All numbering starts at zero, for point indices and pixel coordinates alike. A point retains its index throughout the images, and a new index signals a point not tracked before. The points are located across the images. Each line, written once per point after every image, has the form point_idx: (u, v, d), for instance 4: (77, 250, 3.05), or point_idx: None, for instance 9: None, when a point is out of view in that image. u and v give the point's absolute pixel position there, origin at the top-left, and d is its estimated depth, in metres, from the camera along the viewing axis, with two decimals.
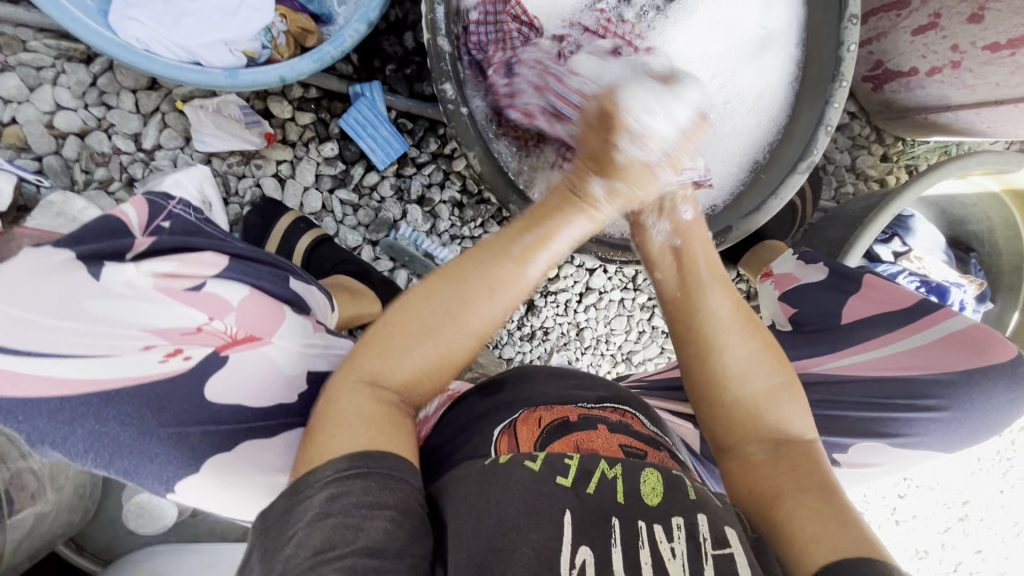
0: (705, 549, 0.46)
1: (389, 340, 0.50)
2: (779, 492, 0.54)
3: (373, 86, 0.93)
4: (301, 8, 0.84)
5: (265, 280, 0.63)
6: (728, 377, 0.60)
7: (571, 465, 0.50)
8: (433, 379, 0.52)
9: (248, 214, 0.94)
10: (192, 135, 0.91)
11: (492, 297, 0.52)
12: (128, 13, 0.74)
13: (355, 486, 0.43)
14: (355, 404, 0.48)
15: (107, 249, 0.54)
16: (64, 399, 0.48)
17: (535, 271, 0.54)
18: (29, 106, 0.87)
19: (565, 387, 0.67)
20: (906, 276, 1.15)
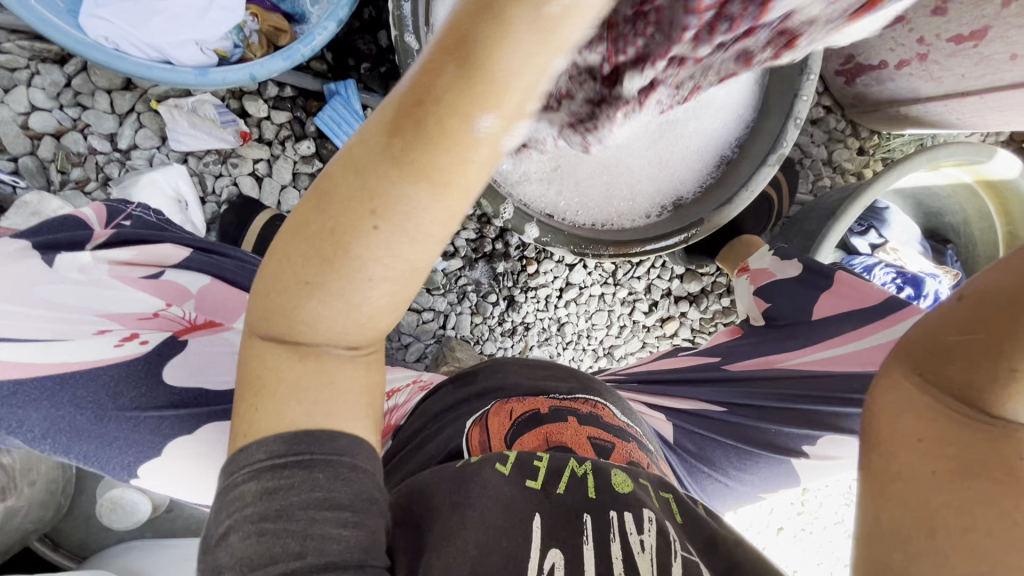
0: (674, 547, 0.46)
1: (284, 292, 0.36)
2: (974, 467, 0.39)
3: (348, 84, 0.94)
4: (273, 7, 0.86)
5: (228, 271, 0.66)
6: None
7: (540, 466, 0.51)
8: (363, 337, 0.38)
9: (224, 213, 0.95)
10: (167, 133, 0.92)
11: (383, 230, 0.34)
12: (97, 13, 0.75)
13: (296, 480, 0.37)
14: (271, 365, 0.38)
15: (63, 240, 0.57)
16: (17, 382, 0.48)
17: (437, 187, 0.33)
18: (3, 107, 0.87)
19: (535, 378, 0.68)
20: (882, 268, 1.16)
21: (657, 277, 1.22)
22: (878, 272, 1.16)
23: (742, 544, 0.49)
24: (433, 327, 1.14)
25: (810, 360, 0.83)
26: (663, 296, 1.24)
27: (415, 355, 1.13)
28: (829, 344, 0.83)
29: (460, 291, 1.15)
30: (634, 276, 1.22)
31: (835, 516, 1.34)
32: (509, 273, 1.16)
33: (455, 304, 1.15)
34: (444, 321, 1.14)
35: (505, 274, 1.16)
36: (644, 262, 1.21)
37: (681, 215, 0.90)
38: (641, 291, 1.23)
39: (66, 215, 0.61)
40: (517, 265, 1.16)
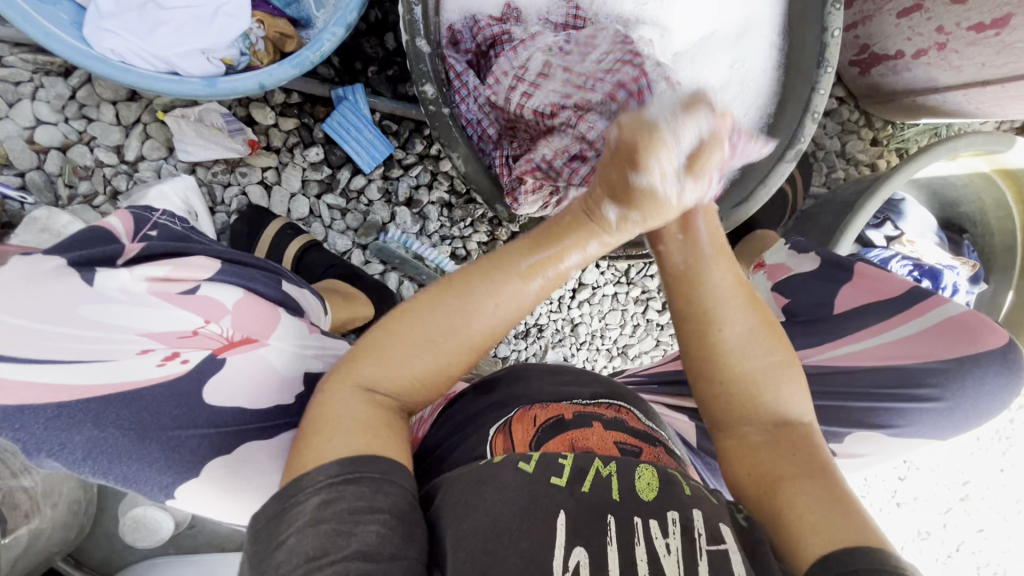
0: (699, 545, 0.46)
1: (388, 345, 0.50)
2: (779, 478, 0.53)
3: (356, 89, 0.93)
4: (278, 12, 0.84)
5: (259, 283, 0.62)
6: (728, 357, 0.57)
7: (566, 464, 0.50)
8: (434, 386, 0.52)
9: (235, 223, 0.94)
10: (175, 145, 0.90)
11: (495, 304, 0.50)
12: (103, 26, 0.73)
13: (348, 492, 0.43)
14: (350, 407, 0.48)
15: (97, 255, 0.55)
16: (61, 405, 0.48)
17: (540, 284, 0.52)
18: (9, 122, 0.86)
19: (559, 384, 0.67)
20: (899, 260, 1.16)
21: None
22: (895, 265, 1.16)
23: (760, 542, 0.49)
24: None
25: (831, 357, 0.80)
26: None
27: None
28: (851, 339, 0.81)
29: None
30: (647, 274, 1.20)
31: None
32: None
33: None
34: None
35: None
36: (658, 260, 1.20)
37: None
38: (655, 289, 1.22)
39: (93, 227, 0.58)
40: None
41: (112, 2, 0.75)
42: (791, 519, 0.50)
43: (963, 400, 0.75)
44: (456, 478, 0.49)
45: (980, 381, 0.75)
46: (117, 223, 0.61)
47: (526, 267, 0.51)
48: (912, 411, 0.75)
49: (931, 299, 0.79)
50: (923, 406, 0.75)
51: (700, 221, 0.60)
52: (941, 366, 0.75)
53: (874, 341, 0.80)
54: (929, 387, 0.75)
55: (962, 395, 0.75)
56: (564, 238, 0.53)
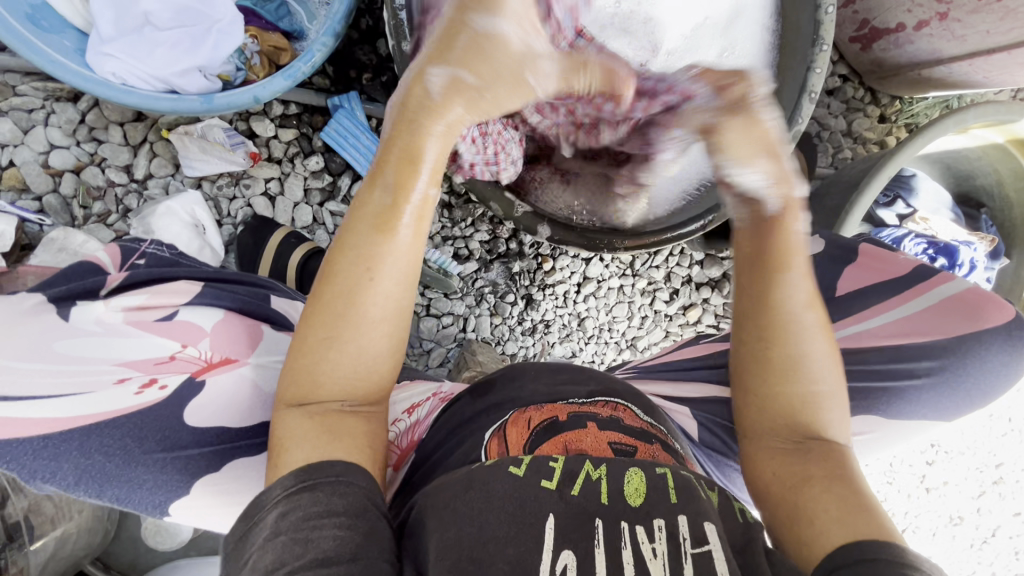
0: (684, 548, 0.46)
1: (312, 344, 0.51)
2: (807, 477, 0.54)
3: (351, 96, 0.94)
4: (271, 26, 0.86)
5: (241, 300, 0.67)
6: (786, 371, 0.57)
7: (556, 467, 0.51)
8: (375, 376, 0.53)
9: (241, 233, 0.96)
10: (181, 162, 0.93)
11: (377, 274, 0.50)
12: (104, 49, 0.76)
13: (303, 499, 0.45)
14: (294, 425, 0.50)
15: (78, 289, 0.59)
16: (47, 436, 0.49)
17: (407, 232, 0.52)
18: (24, 148, 0.90)
19: (554, 383, 0.67)
20: (912, 239, 1.13)
21: (676, 264, 1.20)
22: (907, 244, 1.13)
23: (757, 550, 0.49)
24: (454, 331, 1.14)
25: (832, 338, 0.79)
26: (684, 283, 1.22)
27: (437, 360, 1.14)
28: (848, 322, 0.79)
29: (478, 293, 1.14)
30: (652, 265, 1.20)
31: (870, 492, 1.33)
32: (526, 271, 1.15)
33: (474, 306, 1.15)
34: (464, 324, 1.14)
35: (522, 273, 1.15)
36: (663, 251, 1.19)
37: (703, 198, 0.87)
38: (661, 280, 1.21)
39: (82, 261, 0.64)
40: (534, 263, 1.15)
41: (111, 25, 0.77)
42: (808, 523, 0.52)
43: (973, 378, 0.73)
44: (443, 483, 0.51)
45: (988, 359, 0.73)
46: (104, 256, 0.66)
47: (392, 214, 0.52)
48: (919, 392, 0.73)
49: (932, 278, 0.78)
50: (929, 387, 0.73)
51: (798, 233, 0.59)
52: (950, 346, 0.73)
53: (873, 322, 0.78)
54: (938, 369, 0.73)
55: (970, 375, 0.73)
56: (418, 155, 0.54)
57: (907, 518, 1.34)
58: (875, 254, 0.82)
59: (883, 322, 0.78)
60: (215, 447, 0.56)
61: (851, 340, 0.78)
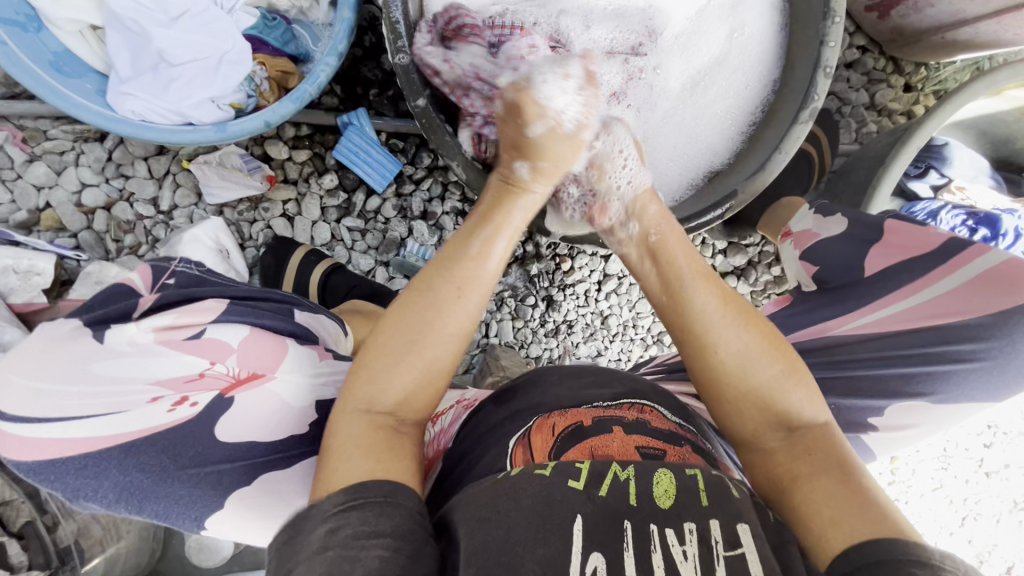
0: (716, 552, 0.45)
1: (392, 351, 0.55)
2: (794, 478, 0.54)
3: (360, 113, 0.96)
4: (278, 52, 0.87)
5: (266, 318, 0.66)
6: (729, 367, 0.60)
7: (583, 468, 0.50)
8: (431, 390, 0.56)
9: (263, 255, 0.99)
10: (202, 190, 0.97)
11: (463, 294, 0.57)
12: (123, 89, 0.80)
13: (352, 518, 0.45)
14: (356, 429, 0.52)
15: (111, 313, 0.59)
16: (86, 455, 0.52)
17: (495, 261, 0.61)
18: (59, 189, 0.95)
19: (578, 388, 0.66)
20: (949, 211, 1.06)
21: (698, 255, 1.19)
22: (944, 217, 1.06)
23: (786, 541, 0.48)
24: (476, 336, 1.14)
25: (865, 322, 0.76)
26: None
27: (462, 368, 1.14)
28: (880, 305, 0.75)
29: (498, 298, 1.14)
30: None
31: (923, 479, 1.27)
32: (544, 273, 1.15)
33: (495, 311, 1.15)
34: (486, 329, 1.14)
35: (541, 275, 1.15)
36: None
37: (719, 185, 0.84)
38: None
39: (113, 285, 0.62)
40: (552, 264, 1.15)
41: (128, 66, 0.80)
42: (814, 523, 0.51)
43: (1020, 356, 0.68)
44: (472, 493, 0.50)
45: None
46: (136, 276, 0.64)
47: (476, 249, 0.61)
48: (960, 373, 0.69)
49: (966, 250, 0.73)
50: (973, 366, 0.69)
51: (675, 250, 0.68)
52: (1000, 322, 0.69)
53: (903, 306, 0.74)
54: (985, 347, 0.69)
55: (1019, 351, 0.68)
56: (505, 215, 0.65)
57: (966, 505, 1.27)
58: (903, 232, 0.78)
59: (919, 303, 0.73)
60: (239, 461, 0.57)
61: (883, 323, 0.74)
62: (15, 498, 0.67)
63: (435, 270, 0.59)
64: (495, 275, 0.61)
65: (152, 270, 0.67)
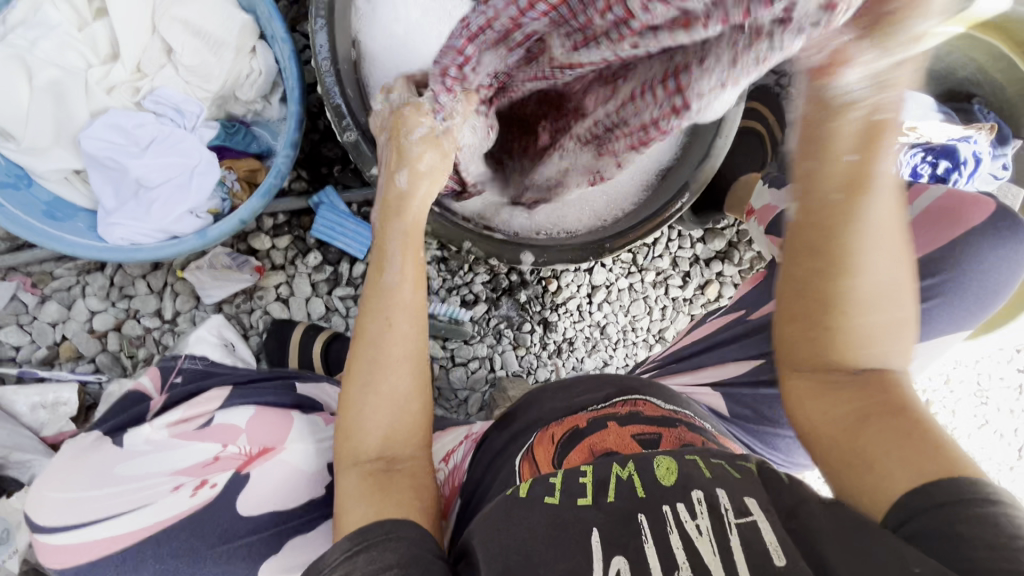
0: (727, 520, 0.46)
1: (351, 399, 0.59)
2: (866, 416, 0.51)
3: (328, 191, 1.03)
4: (243, 154, 0.96)
5: (267, 395, 0.72)
6: (865, 294, 0.51)
7: (586, 482, 0.52)
8: (408, 418, 0.59)
9: (267, 340, 1.04)
10: (199, 293, 1.03)
11: (393, 321, 0.61)
12: (110, 220, 0.87)
13: (360, 560, 0.47)
14: (352, 483, 0.55)
15: (128, 418, 0.68)
16: (121, 553, 0.56)
17: (409, 277, 0.63)
18: (72, 321, 1.02)
19: (571, 397, 0.68)
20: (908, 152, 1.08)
21: (679, 248, 1.22)
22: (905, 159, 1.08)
23: (806, 496, 0.49)
24: (483, 373, 1.16)
25: None
26: (693, 263, 1.23)
27: (476, 406, 1.16)
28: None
29: (495, 331, 1.17)
30: (655, 255, 1.21)
31: (965, 418, 1.23)
32: (534, 298, 1.18)
33: (496, 344, 1.18)
34: (491, 363, 1.17)
35: (531, 300, 1.18)
36: (660, 238, 1.21)
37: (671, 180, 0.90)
38: (668, 267, 1.22)
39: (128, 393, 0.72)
40: (539, 288, 1.18)
41: (112, 197, 0.88)
42: (872, 466, 0.49)
43: (986, 279, 0.70)
44: (485, 518, 0.52)
45: (987, 255, 0.70)
46: (147, 380, 0.75)
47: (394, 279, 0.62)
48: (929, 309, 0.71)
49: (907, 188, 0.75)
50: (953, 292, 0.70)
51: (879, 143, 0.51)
52: (967, 246, 0.70)
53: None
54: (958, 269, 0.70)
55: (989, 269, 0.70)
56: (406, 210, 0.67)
57: (1016, 435, 1.25)
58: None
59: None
60: (259, 532, 0.60)
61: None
62: None
63: (361, 304, 0.63)
64: (413, 290, 0.63)
65: (161, 372, 0.77)
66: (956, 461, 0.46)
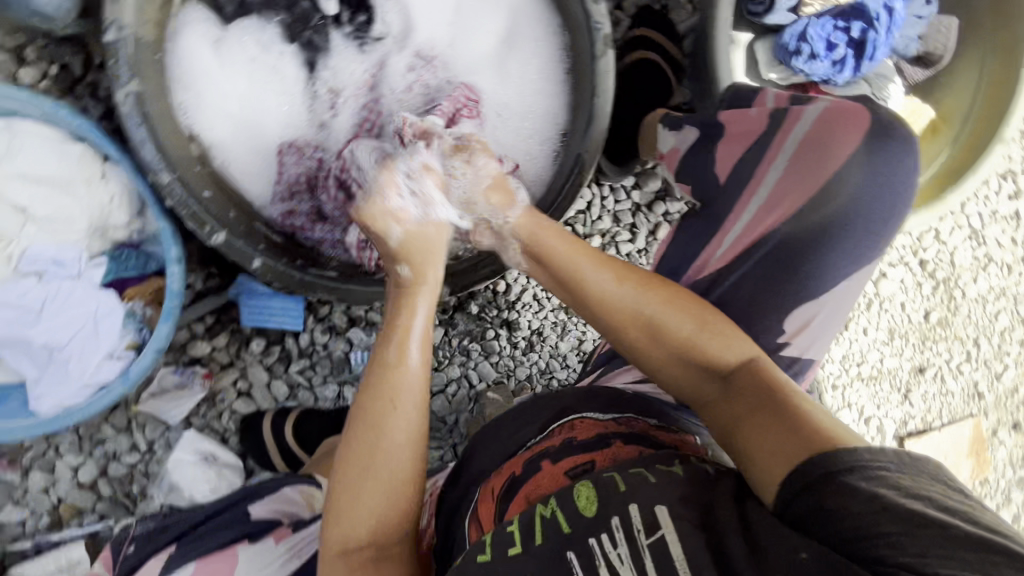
0: (639, 541, 0.52)
1: (344, 493, 0.62)
2: (738, 418, 0.62)
3: (242, 278, 1.00)
4: (141, 277, 0.92)
5: None
6: (641, 327, 0.69)
7: (514, 530, 0.56)
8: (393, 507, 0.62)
9: (242, 439, 1.06)
10: (164, 417, 1.04)
11: (379, 445, 0.63)
12: (37, 392, 0.85)
13: None
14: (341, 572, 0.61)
15: None
16: None
17: (412, 365, 0.66)
18: (60, 482, 1.04)
19: (508, 436, 0.72)
20: (813, 27, 1.00)
21: (616, 204, 1.16)
22: (811, 35, 1.00)
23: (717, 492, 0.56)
24: (464, 393, 1.16)
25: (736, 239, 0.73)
26: (635, 213, 1.18)
27: (467, 426, 1.16)
28: (745, 205, 0.73)
29: (461, 350, 1.16)
30: (594, 220, 1.16)
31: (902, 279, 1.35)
32: (487, 305, 1.16)
33: (467, 362, 1.16)
34: (468, 381, 1.16)
35: (485, 308, 1.16)
36: (593, 201, 1.15)
37: (567, 154, 0.86)
38: (612, 226, 1.17)
39: None
40: (489, 293, 1.15)
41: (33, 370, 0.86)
42: (753, 458, 0.58)
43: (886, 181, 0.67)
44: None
45: (836, 157, 0.67)
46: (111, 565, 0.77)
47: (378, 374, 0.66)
48: (828, 235, 0.68)
49: (787, 118, 0.71)
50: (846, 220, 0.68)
51: (554, 242, 0.73)
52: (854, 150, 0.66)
53: (763, 196, 0.72)
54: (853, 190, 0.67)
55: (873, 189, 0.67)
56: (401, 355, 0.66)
57: None
58: (739, 117, 0.75)
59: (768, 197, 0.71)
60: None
61: (755, 230, 0.72)
62: None
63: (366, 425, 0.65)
64: (417, 384, 0.66)
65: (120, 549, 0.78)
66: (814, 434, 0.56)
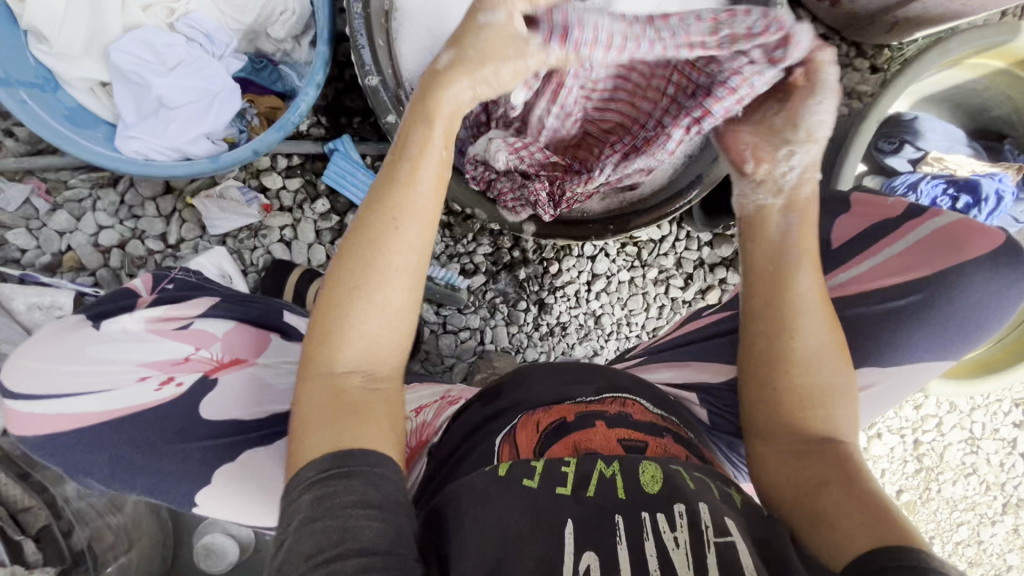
0: (705, 537, 0.47)
1: (336, 304, 0.52)
2: (825, 483, 0.56)
3: (344, 139, 1.04)
4: (267, 90, 0.98)
5: (251, 312, 0.76)
6: (795, 357, 0.61)
7: (568, 472, 0.52)
8: (395, 338, 0.54)
9: (263, 278, 1.06)
10: (205, 222, 1.05)
11: (396, 231, 0.53)
12: (128, 133, 0.89)
13: (339, 486, 0.46)
14: (319, 396, 0.51)
15: (112, 308, 0.70)
16: (84, 429, 0.63)
17: (427, 185, 0.55)
18: (79, 233, 1.04)
19: (559, 385, 0.68)
20: (928, 182, 1.07)
21: (685, 249, 1.22)
22: (924, 188, 1.07)
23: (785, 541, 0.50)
24: (472, 344, 1.17)
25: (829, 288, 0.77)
26: (697, 267, 1.23)
27: (460, 375, 1.17)
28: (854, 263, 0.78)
29: (490, 305, 1.18)
30: (660, 253, 1.21)
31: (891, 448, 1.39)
32: (533, 278, 1.18)
33: (490, 318, 1.18)
34: (482, 336, 1.17)
35: (530, 280, 1.18)
36: (667, 237, 1.21)
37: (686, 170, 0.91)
38: (672, 267, 1.22)
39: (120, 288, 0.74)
40: (540, 268, 1.18)
41: (134, 113, 0.89)
42: (833, 524, 0.52)
43: (965, 310, 0.72)
44: (469, 484, 0.51)
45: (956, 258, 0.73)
46: (140, 283, 0.76)
47: (408, 169, 0.55)
48: (914, 323, 0.72)
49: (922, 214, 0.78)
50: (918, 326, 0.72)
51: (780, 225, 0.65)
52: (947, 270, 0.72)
53: (874, 261, 0.77)
54: (935, 305, 0.72)
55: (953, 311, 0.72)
56: (424, 146, 0.56)
57: None
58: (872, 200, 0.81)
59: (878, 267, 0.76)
60: (228, 437, 0.66)
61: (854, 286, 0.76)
62: (34, 505, 0.79)
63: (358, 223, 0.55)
64: (434, 198, 0.56)
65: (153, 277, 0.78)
66: (901, 527, 0.50)
